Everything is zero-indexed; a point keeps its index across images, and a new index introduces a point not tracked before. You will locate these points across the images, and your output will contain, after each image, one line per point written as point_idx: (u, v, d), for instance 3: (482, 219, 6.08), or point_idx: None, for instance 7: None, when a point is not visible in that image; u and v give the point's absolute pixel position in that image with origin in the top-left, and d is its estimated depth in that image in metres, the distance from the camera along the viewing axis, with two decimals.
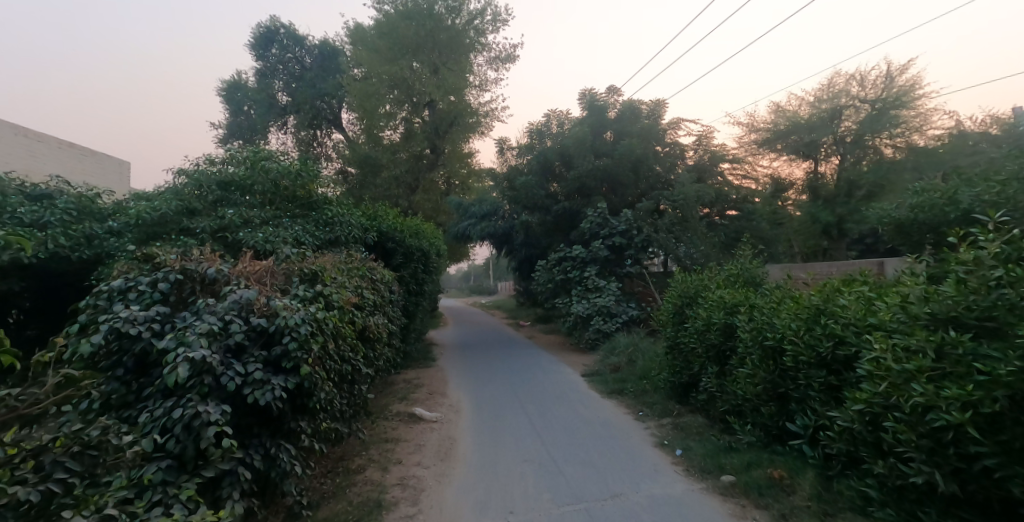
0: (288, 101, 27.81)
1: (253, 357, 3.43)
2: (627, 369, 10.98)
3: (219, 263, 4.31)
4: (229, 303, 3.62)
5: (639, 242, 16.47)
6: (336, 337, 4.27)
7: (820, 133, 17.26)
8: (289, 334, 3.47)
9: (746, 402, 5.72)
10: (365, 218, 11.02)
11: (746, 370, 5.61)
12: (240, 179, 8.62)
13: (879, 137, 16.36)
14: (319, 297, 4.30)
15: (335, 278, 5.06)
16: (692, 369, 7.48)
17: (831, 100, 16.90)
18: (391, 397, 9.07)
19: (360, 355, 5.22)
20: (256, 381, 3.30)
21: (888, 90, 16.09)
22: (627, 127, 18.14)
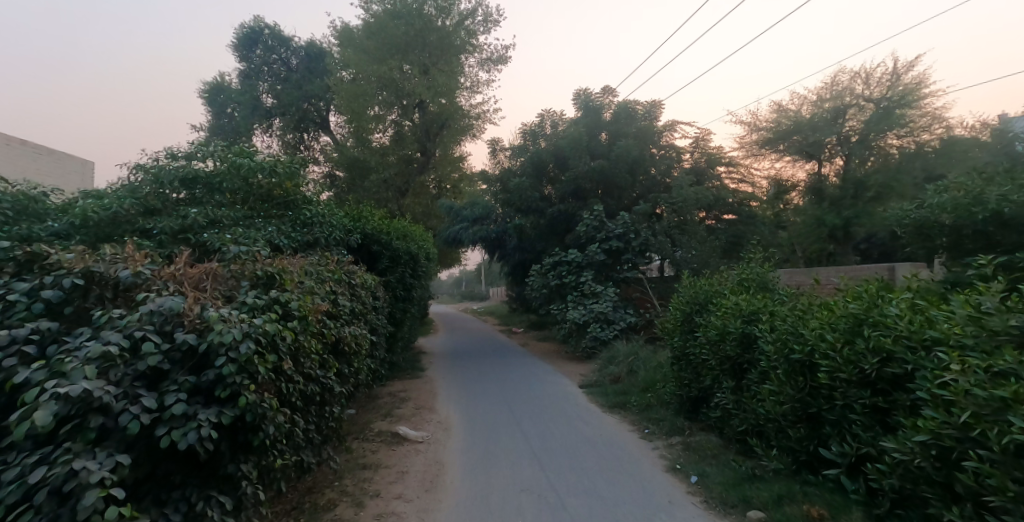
0: (273, 102, 27.13)
1: (174, 385, 2.73)
2: (628, 380, 10.35)
3: (142, 265, 3.70)
4: (144, 313, 2.91)
5: (637, 247, 15.89)
6: (295, 354, 3.58)
7: (823, 133, 16.70)
8: (224, 354, 2.77)
9: (769, 422, 5.09)
10: (349, 219, 10.35)
11: (770, 387, 4.99)
12: (210, 176, 7.97)
13: (885, 137, 15.99)
14: (273, 305, 3.58)
15: (301, 282, 4.35)
16: (703, 382, 6.85)
17: (835, 99, 16.48)
18: (373, 413, 8.40)
19: (330, 374, 4.53)
20: (175, 417, 2.61)
21: (893, 88, 15.81)
22: (623, 128, 17.60)
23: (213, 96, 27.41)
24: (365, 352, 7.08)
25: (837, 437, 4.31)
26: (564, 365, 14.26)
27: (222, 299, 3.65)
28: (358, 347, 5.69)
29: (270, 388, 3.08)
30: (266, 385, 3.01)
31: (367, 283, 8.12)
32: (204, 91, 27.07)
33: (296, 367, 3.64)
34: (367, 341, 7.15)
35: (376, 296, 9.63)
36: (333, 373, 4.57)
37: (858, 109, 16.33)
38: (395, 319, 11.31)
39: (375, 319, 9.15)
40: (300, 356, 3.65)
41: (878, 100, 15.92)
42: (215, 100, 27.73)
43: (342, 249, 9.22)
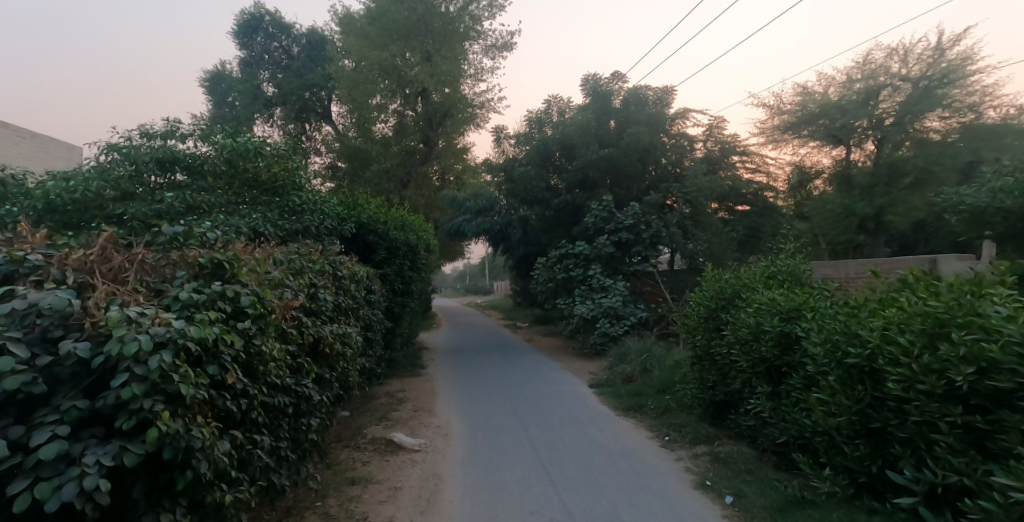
0: (273, 92, 26.48)
1: (53, 414, 2.07)
2: (642, 380, 9.66)
3: (39, 251, 2.96)
4: (8, 316, 2.27)
5: (647, 239, 15.17)
6: (248, 363, 2.89)
7: (853, 117, 13.31)
8: (123, 372, 2.12)
9: (817, 436, 4.42)
10: (344, 207, 9.66)
11: (819, 396, 4.30)
12: (198, 162, 7.52)
13: (921, 122, 12.69)
14: (222, 298, 2.85)
15: (269, 273, 3.66)
16: (731, 386, 6.16)
17: (867, 79, 13.12)
18: (367, 417, 7.75)
19: (304, 381, 3.84)
20: (44, 464, 1.95)
21: (935, 65, 12.50)
22: (633, 115, 16.87)
23: (214, 86, 26.95)
24: (356, 352, 6.40)
25: (911, 460, 3.64)
26: (572, 362, 13.60)
27: (149, 292, 2.92)
28: (342, 348, 4.98)
29: (200, 412, 2.41)
30: (189, 411, 2.33)
31: (359, 276, 7.43)
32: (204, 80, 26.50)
33: (250, 378, 2.95)
34: (359, 338, 6.48)
35: (370, 290, 8.98)
36: (309, 381, 3.89)
37: (893, 90, 12.97)
38: (392, 313, 10.66)
39: (369, 313, 8.47)
40: (254, 365, 2.95)
41: (917, 80, 12.65)
42: (217, 90, 27.26)
43: (336, 239, 8.59)
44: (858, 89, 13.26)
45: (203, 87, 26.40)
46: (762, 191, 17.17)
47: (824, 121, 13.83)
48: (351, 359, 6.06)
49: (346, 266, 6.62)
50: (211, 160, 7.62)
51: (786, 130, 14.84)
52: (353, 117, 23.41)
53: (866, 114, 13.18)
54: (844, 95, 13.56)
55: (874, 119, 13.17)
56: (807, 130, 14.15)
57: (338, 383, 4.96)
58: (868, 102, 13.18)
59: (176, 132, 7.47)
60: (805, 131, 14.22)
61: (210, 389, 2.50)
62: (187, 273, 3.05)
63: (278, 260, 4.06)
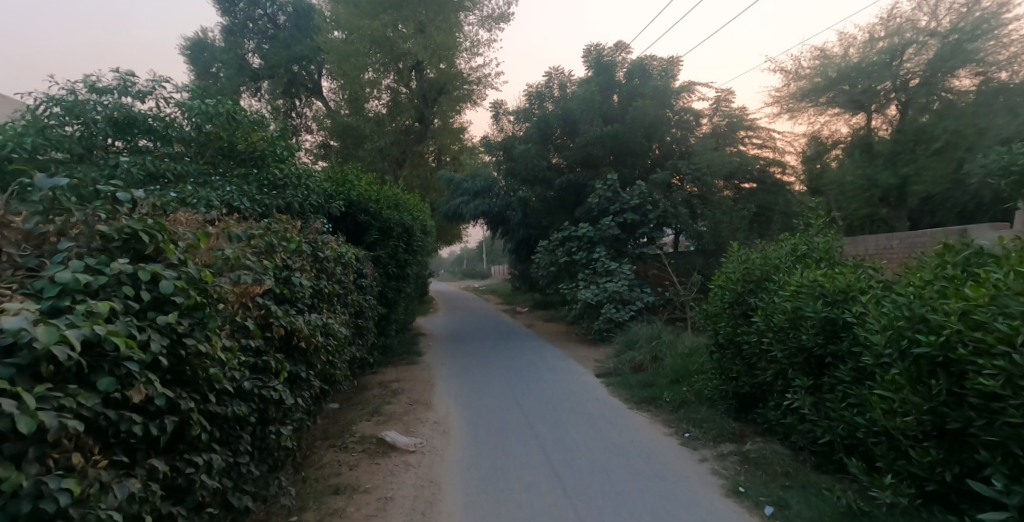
0: (261, 65, 25.48)
1: None
2: (652, 370, 9.06)
3: None
4: None
5: (654, 219, 14.52)
6: (172, 366, 2.23)
7: (876, 79, 12.22)
8: None
9: (874, 437, 3.78)
10: (331, 183, 8.93)
11: (880, 392, 3.65)
12: (164, 126, 6.94)
13: (951, 79, 11.33)
14: (134, 281, 2.13)
15: (222, 248, 2.97)
16: (759, 378, 5.54)
17: (889, 36, 11.97)
18: (358, 411, 7.13)
19: (273, 382, 3.17)
20: None
21: (967, 16, 11.05)
22: (637, 89, 16.13)
23: (195, 55, 25.23)
24: (343, 341, 5.73)
25: (1003, 469, 3.01)
26: (576, 348, 13.00)
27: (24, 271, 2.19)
28: (324, 337, 4.30)
29: (72, 445, 1.76)
30: (52, 448, 1.68)
31: (347, 258, 6.76)
32: (186, 51, 25.18)
33: (176, 386, 2.27)
34: (345, 327, 5.85)
35: (360, 273, 8.31)
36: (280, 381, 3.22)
37: (919, 47, 11.67)
38: (386, 298, 10.00)
39: (360, 298, 7.80)
40: (185, 370, 2.29)
41: (946, 33, 11.20)
42: (198, 60, 25.38)
43: (323, 218, 7.93)
44: (881, 48, 12.07)
45: (187, 59, 25.13)
46: (771, 168, 16.44)
47: (829, 93, 13.08)
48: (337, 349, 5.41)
49: (334, 247, 5.93)
50: (180, 124, 7.11)
51: (800, 101, 14.02)
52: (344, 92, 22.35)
53: (891, 75, 12.06)
54: (866, 55, 12.46)
55: (898, 80, 12.07)
56: (823, 100, 13.38)
57: (318, 379, 4.31)
58: (892, 62, 12.07)
59: (133, 89, 6.78)
60: (821, 100, 13.43)
61: (97, 409, 1.84)
62: (87, 242, 2.28)
63: (238, 234, 3.35)
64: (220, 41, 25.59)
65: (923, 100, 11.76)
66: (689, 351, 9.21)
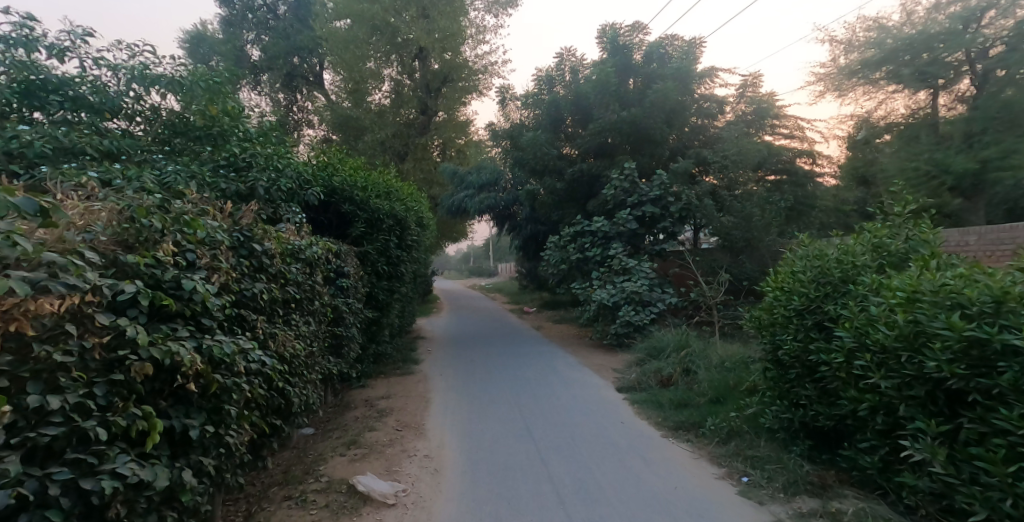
0: (260, 57, 24.36)
1: None
2: (683, 385, 7.71)
3: None
4: None
5: (676, 212, 13.22)
6: None
7: (949, 48, 10.50)
8: None
9: None
10: (309, 166, 7.65)
11: None
12: (97, 93, 5.82)
13: None
14: None
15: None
16: (842, 409, 4.19)
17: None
18: (331, 442, 5.89)
19: (112, 461, 2.04)
20: None
21: None
22: (657, 73, 14.89)
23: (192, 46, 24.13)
24: (303, 358, 4.48)
25: None
26: (590, 355, 11.66)
27: None
28: (252, 361, 3.03)
29: None
30: None
31: (321, 253, 5.51)
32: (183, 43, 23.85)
33: None
34: (306, 341, 4.61)
35: (340, 274, 7.08)
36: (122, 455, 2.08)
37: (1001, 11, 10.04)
38: (375, 299, 8.81)
39: (336, 302, 6.53)
40: None
41: None
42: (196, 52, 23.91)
43: (298, 210, 6.70)
44: (955, 13, 10.44)
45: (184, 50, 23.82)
46: (799, 159, 15.04)
47: (888, 65, 11.56)
48: (289, 372, 4.14)
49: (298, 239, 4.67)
50: (117, 93, 6.01)
51: (850, 78, 12.61)
52: (344, 80, 21.11)
53: (967, 44, 10.34)
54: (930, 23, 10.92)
55: (976, 49, 10.38)
56: (877, 75, 11.93)
57: (245, 427, 3.05)
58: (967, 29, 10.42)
59: (48, 47, 5.62)
60: (874, 76, 12.01)
61: None
62: None
63: (33, 208, 2.04)
64: (216, 32, 24.10)
65: (1003, 72, 10.02)
66: (732, 368, 7.86)
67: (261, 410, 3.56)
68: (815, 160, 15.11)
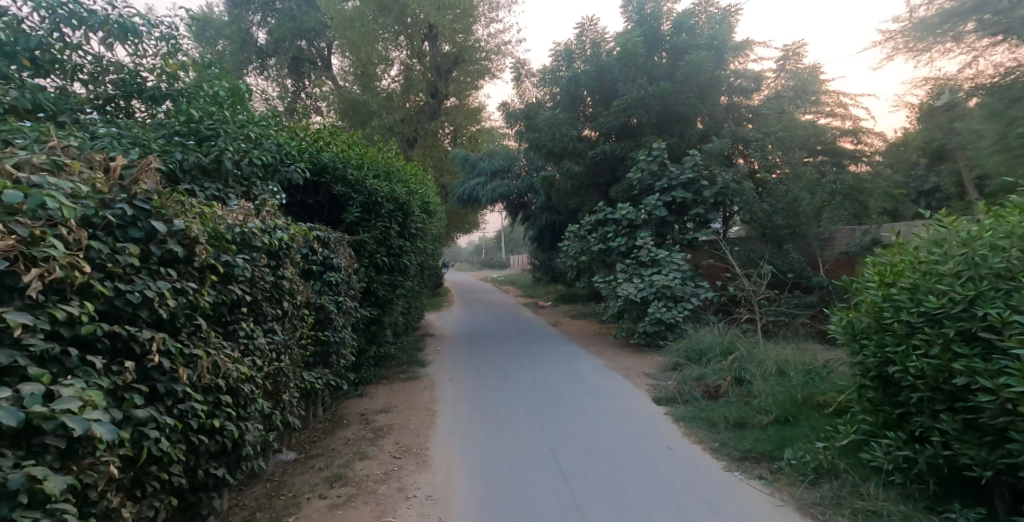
0: (266, 40, 23.26)
1: None
2: (736, 399, 6.49)
3: None
4: None
5: (710, 198, 12.03)
6: None
7: None
8: None
9: None
10: (291, 137, 6.52)
11: None
12: (21, 38, 4.70)
13: None
14: None
15: None
16: (1013, 455, 3.01)
17: None
18: (310, 475, 4.76)
19: None
20: None
21: None
22: (688, 45, 13.62)
23: None
24: (261, 376, 3.38)
25: None
26: (617, 357, 10.47)
27: None
28: (107, 403, 2.09)
29: None
30: None
31: (298, 241, 4.40)
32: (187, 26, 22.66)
33: None
34: (266, 352, 3.52)
35: (328, 266, 5.99)
36: None
37: None
38: (374, 295, 7.73)
39: (319, 300, 5.44)
40: None
41: None
42: None
43: (275, 189, 5.64)
44: None
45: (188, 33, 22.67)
46: (843, 139, 13.89)
47: None
48: (233, 397, 3.05)
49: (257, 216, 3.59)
50: (48, 40, 4.93)
51: None
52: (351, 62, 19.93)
53: None
54: None
55: None
56: None
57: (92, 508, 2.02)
58: None
59: None
60: None
61: None
62: None
63: None
64: (221, 14, 22.89)
65: None
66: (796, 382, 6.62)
67: (169, 460, 2.49)
68: (860, 139, 13.87)
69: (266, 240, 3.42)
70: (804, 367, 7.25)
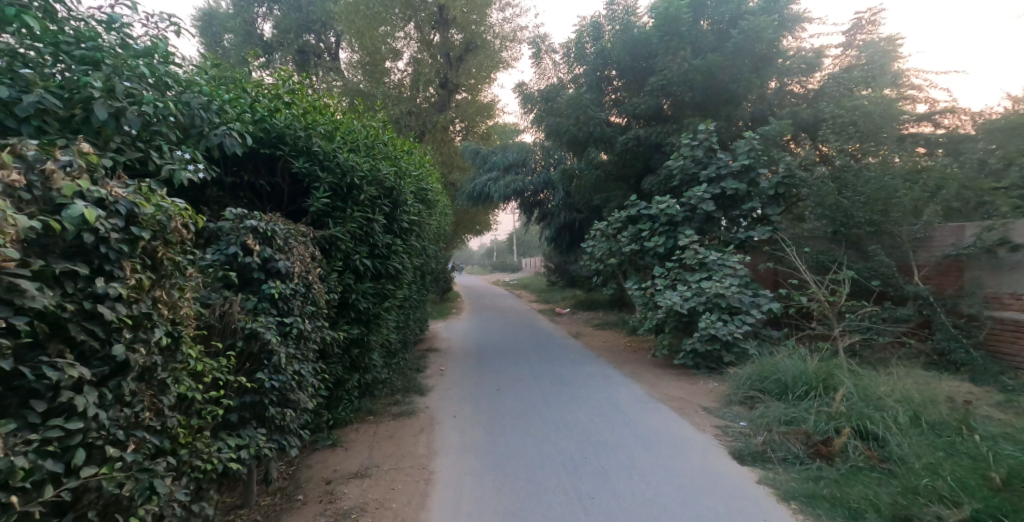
0: (273, 34, 21.26)
1: None
2: (869, 476, 4.62)
3: None
4: None
5: (768, 190, 10.08)
6: None
7: None
8: None
9: None
10: (225, 88, 4.59)
11: None
12: None
13: None
14: None
15: None
16: None
17: None
18: None
19: None
20: None
21: None
22: (741, 10, 11.56)
23: (203, 25, 20.98)
24: None
25: None
26: (661, 383, 8.57)
27: None
28: None
29: None
30: None
31: (184, 237, 2.57)
32: (192, 21, 20.71)
33: None
34: (34, 465, 1.85)
35: (274, 273, 4.10)
36: None
37: None
38: (353, 309, 5.86)
39: (248, 325, 3.60)
40: None
41: None
42: (203, 30, 20.89)
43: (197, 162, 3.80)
44: None
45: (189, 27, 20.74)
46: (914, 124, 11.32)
47: None
48: None
49: (30, 170, 1.98)
50: None
51: None
52: (359, 52, 18.13)
53: None
54: None
55: None
56: None
57: None
58: None
59: None
60: None
61: None
62: None
63: None
64: (228, 8, 21.19)
65: None
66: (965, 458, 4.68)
67: None
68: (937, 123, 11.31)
69: (12, 221, 1.73)
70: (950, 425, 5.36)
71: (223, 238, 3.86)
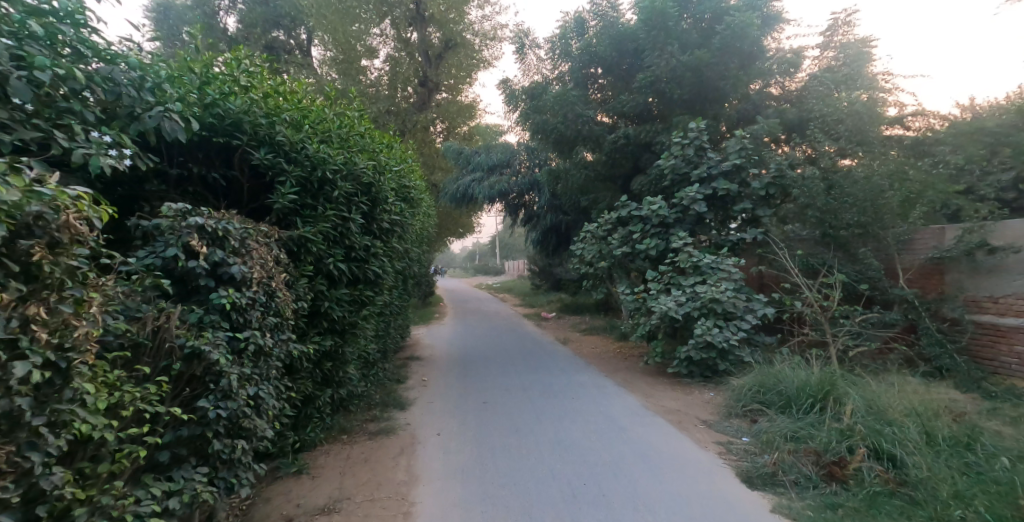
0: (238, 31, 20.36)
1: None
2: (892, 504, 4.11)
3: None
4: None
5: (761, 190, 9.65)
6: None
7: None
8: None
9: None
10: (162, 67, 3.99)
11: None
12: None
13: None
14: None
15: None
16: None
17: None
18: None
19: None
20: None
21: None
22: (729, 6, 11.10)
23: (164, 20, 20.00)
24: None
25: None
26: (657, 393, 8.06)
27: None
28: None
29: None
30: None
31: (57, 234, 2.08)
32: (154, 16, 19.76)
33: None
34: None
35: (227, 281, 3.50)
36: None
37: None
38: (325, 319, 5.24)
39: (188, 344, 3.00)
40: None
41: None
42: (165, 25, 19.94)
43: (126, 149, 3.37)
44: None
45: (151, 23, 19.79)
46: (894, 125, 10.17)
47: None
48: None
49: None
50: None
51: None
52: (333, 51, 17.36)
53: None
54: None
55: None
56: None
57: None
58: None
59: None
60: None
61: None
62: None
63: None
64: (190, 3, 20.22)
65: None
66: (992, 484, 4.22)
67: None
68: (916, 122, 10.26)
69: None
70: (966, 442, 4.91)
71: (160, 239, 3.25)
